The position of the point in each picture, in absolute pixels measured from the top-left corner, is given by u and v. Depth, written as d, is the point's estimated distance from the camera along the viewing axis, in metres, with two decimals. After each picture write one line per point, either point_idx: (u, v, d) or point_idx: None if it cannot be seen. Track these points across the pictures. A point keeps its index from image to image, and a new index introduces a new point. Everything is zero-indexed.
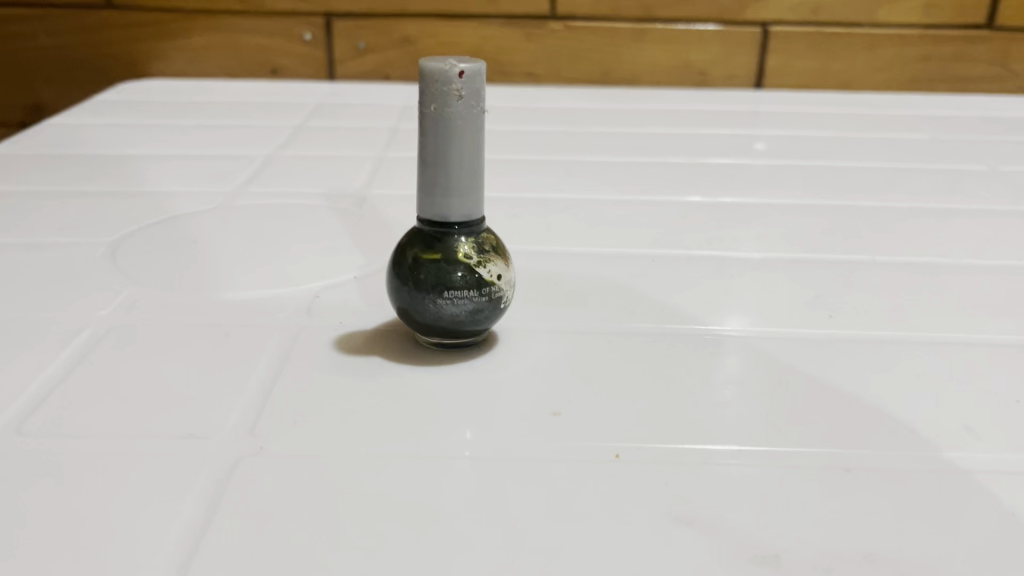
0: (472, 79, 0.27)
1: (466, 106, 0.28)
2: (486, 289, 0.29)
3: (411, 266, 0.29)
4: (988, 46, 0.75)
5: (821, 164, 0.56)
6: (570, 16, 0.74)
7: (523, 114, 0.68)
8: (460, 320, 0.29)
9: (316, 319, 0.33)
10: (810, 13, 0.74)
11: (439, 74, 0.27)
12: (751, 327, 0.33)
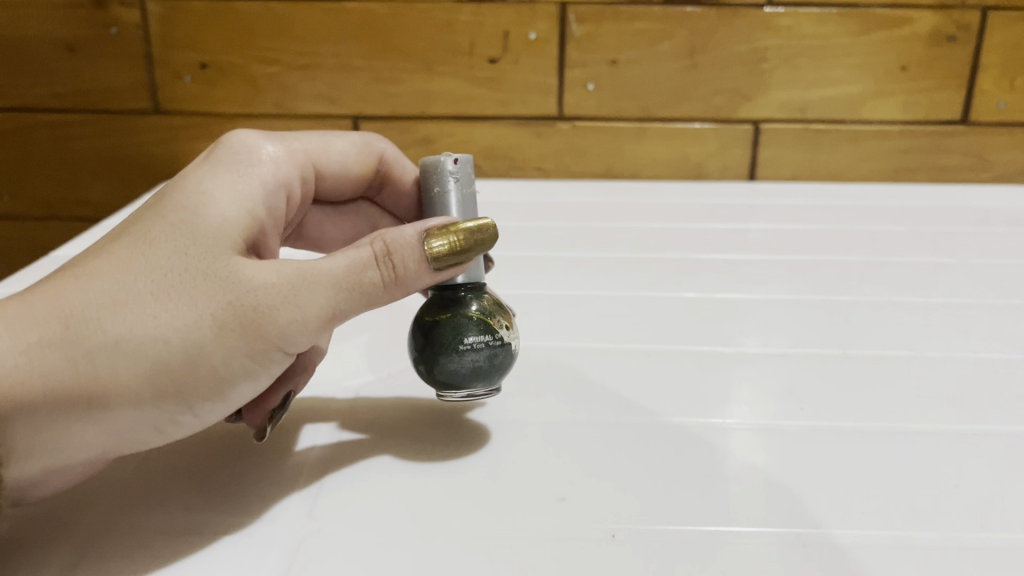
0: (464, 165, 0.36)
1: (461, 186, 0.35)
2: (499, 334, 0.35)
3: (435, 324, 0.35)
4: (965, 139, 0.81)
5: (807, 258, 0.61)
6: (576, 117, 0.81)
7: (534, 208, 0.74)
8: (481, 362, 0.34)
9: (357, 414, 0.38)
10: (798, 111, 0.80)
11: (438, 164, 0.35)
12: (749, 420, 0.38)
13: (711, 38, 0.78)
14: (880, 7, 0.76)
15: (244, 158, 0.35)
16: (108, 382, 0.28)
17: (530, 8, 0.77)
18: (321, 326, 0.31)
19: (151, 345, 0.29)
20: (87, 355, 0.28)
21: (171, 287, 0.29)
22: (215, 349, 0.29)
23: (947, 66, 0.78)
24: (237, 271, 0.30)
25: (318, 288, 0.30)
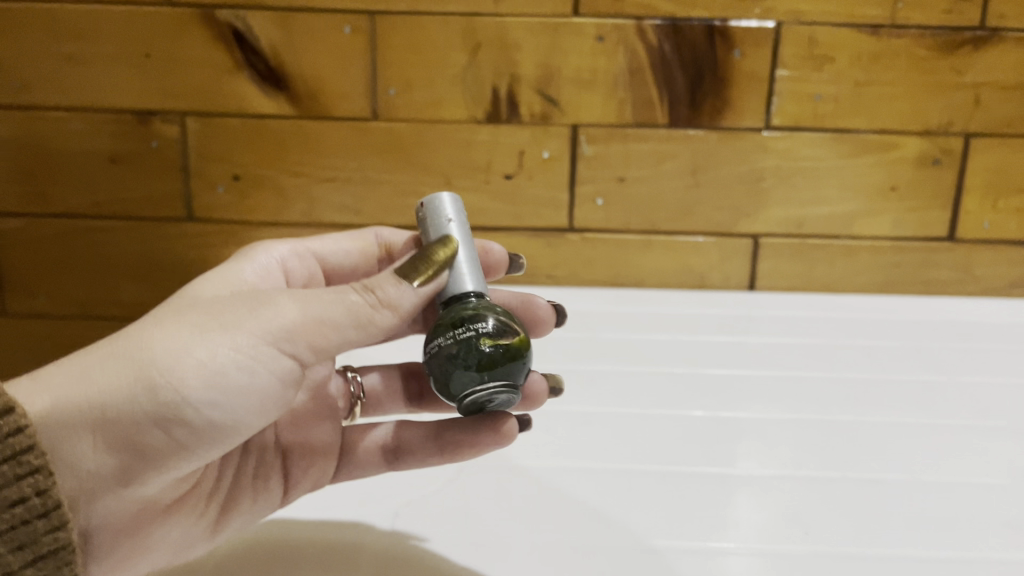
0: (427, 205, 0.50)
1: (429, 218, 0.49)
2: (499, 318, 0.44)
3: (453, 329, 0.43)
4: (952, 255, 0.86)
5: (807, 375, 0.65)
6: (586, 229, 0.86)
7: None
8: (497, 358, 0.42)
9: (420, 558, 0.44)
10: (795, 227, 0.85)
11: (418, 213, 0.50)
12: (745, 543, 0.43)
13: (712, 159, 0.83)
14: (869, 133, 0.82)
15: (245, 255, 0.55)
16: (108, 382, 0.38)
17: (544, 130, 0.83)
18: (295, 326, 0.40)
19: (139, 352, 0.39)
20: (104, 374, 0.39)
21: (153, 327, 0.41)
22: (208, 352, 0.39)
23: (933, 187, 0.84)
24: (207, 305, 0.41)
25: (278, 300, 0.41)
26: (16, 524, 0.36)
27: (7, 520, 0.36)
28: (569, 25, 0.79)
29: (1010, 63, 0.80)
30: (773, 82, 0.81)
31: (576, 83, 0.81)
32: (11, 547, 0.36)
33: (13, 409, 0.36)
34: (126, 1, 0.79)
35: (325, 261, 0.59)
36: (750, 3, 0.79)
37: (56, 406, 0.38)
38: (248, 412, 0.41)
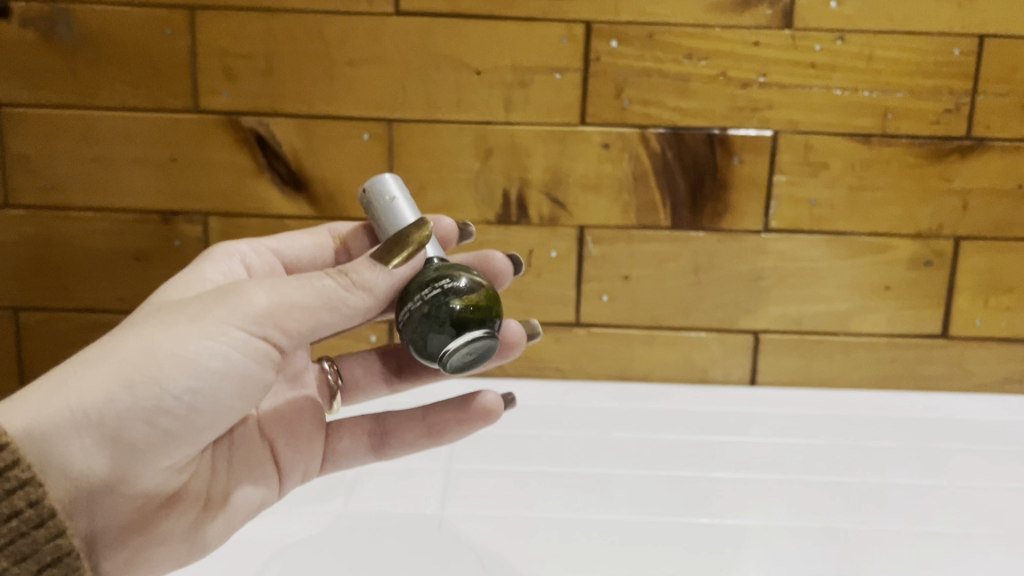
0: (369, 187, 0.54)
1: (373, 199, 0.54)
2: (463, 276, 0.50)
3: (421, 292, 0.49)
4: (946, 351, 0.89)
5: (811, 478, 0.67)
6: (592, 324, 0.89)
7: (555, 415, 0.80)
8: (465, 310, 0.48)
9: None
10: (793, 323, 0.88)
11: (363, 197, 0.54)
12: None
13: (713, 259, 0.87)
14: (863, 235, 0.86)
15: (211, 257, 0.60)
16: (92, 383, 0.44)
17: (551, 230, 0.86)
18: (265, 318, 0.46)
19: (118, 355, 0.45)
20: (81, 390, 0.44)
21: (127, 331, 0.46)
22: (185, 349, 0.45)
23: (926, 288, 0.87)
24: (179, 306, 0.47)
25: (247, 290, 0.46)
26: (16, 536, 0.40)
27: (6, 533, 0.40)
28: (576, 133, 0.84)
29: (997, 172, 0.84)
30: (771, 187, 0.85)
31: (582, 186, 0.85)
32: (15, 558, 0.40)
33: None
34: (156, 109, 0.83)
35: (285, 258, 0.64)
36: (749, 114, 0.83)
37: (37, 427, 0.43)
38: (228, 392, 0.47)
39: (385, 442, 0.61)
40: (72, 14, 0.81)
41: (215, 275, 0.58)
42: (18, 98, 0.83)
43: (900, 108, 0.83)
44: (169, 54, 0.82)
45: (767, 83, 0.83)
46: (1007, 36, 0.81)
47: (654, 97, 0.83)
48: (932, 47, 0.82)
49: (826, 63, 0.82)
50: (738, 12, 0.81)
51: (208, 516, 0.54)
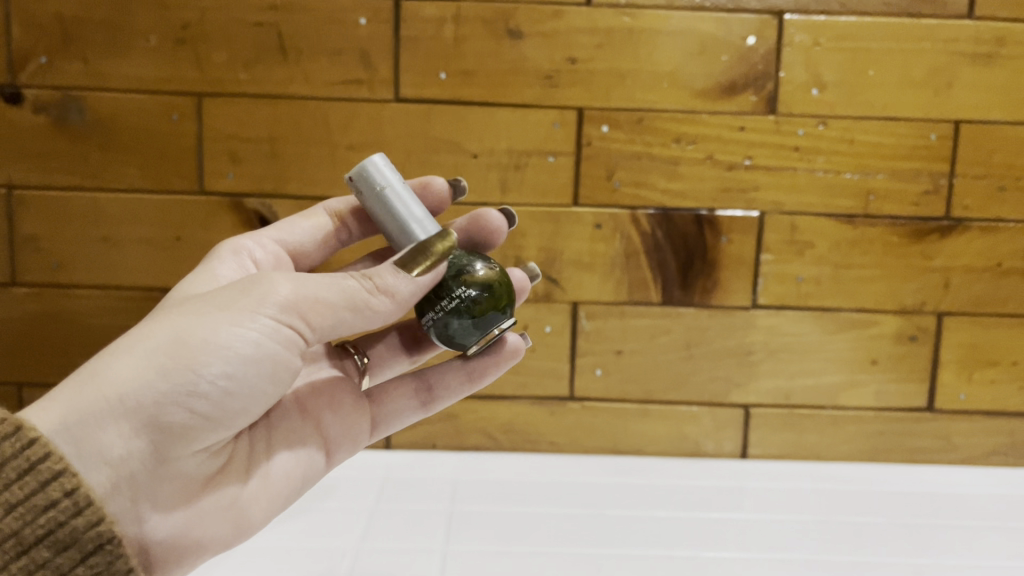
0: (356, 174, 0.57)
1: (364, 188, 0.57)
2: (478, 272, 0.56)
3: (437, 295, 0.56)
4: (933, 424, 0.91)
5: (785, 555, 0.75)
6: (586, 398, 0.90)
7: (554, 508, 0.82)
8: (479, 306, 0.55)
9: None
10: (783, 398, 0.90)
11: (353, 185, 0.57)
12: None
13: (704, 334, 0.89)
14: (849, 311, 0.88)
15: (222, 254, 0.64)
16: (124, 373, 0.49)
17: (546, 306, 0.89)
18: (280, 306, 0.51)
19: (148, 347, 0.50)
20: (109, 384, 0.49)
21: (153, 326, 0.52)
22: (212, 337, 0.50)
23: (912, 362, 0.89)
24: (202, 300, 0.52)
25: (267, 283, 0.52)
26: (54, 526, 0.45)
27: (45, 523, 0.45)
28: (569, 213, 0.87)
29: (977, 250, 0.87)
30: (758, 266, 0.88)
31: (576, 264, 0.88)
32: (57, 547, 0.45)
33: (23, 424, 0.46)
34: (163, 192, 0.86)
35: (288, 244, 0.68)
36: (736, 195, 0.86)
37: (71, 417, 0.48)
38: (257, 376, 0.52)
39: (431, 393, 0.68)
40: (83, 101, 0.84)
41: (228, 270, 0.63)
42: (28, 180, 0.85)
43: (882, 189, 0.86)
44: (177, 139, 0.85)
45: (753, 166, 0.86)
46: (981, 121, 0.85)
47: (644, 179, 0.86)
48: (910, 131, 0.85)
49: (809, 147, 0.86)
50: (724, 98, 0.85)
51: (257, 503, 0.58)
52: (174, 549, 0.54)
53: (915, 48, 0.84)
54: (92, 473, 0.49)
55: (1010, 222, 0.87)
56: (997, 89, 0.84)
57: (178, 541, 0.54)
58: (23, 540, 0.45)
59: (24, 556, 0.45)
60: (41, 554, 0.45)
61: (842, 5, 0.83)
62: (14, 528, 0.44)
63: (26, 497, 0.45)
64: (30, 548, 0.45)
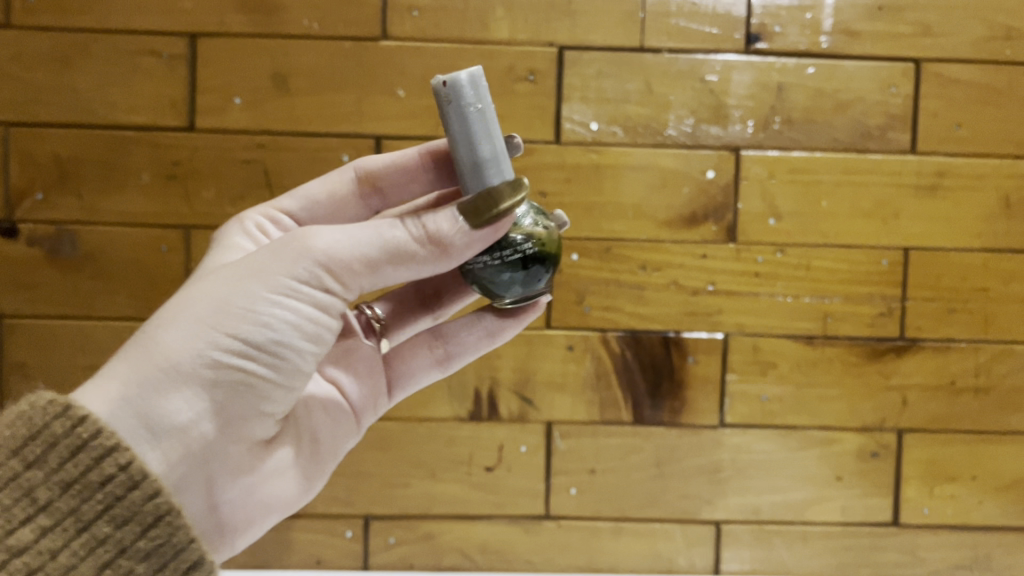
0: (451, 81, 0.56)
1: (454, 98, 0.56)
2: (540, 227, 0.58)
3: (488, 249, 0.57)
4: (898, 538, 0.93)
5: None
6: (560, 516, 0.92)
7: None
8: (525, 272, 0.58)
9: None
10: (753, 513, 0.93)
11: (441, 88, 0.56)
12: None
13: (674, 453, 0.92)
14: (812, 428, 0.92)
15: (234, 229, 0.66)
16: (175, 346, 0.50)
17: (521, 426, 0.91)
18: (326, 264, 0.52)
19: (193, 318, 0.51)
20: (162, 357, 0.50)
21: (190, 296, 0.52)
22: (255, 302, 0.51)
23: (875, 478, 0.92)
24: (239, 265, 0.53)
25: (305, 240, 0.53)
26: (112, 501, 0.46)
27: (103, 498, 0.46)
28: (543, 336, 0.90)
29: (931, 369, 0.91)
30: (724, 385, 0.91)
31: (549, 385, 0.91)
32: (117, 521, 0.46)
33: (72, 404, 0.47)
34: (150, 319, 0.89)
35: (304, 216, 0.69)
36: (700, 318, 0.91)
37: (127, 393, 0.49)
38: (300, 333, 0.54)
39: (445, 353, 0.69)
40: (76, 235, 0.88)
41: (245, 244, 0.65)
42: (19, 309, 0.89)
43: (839, 312, 0.91)
44: (165, 269, 0.89)
45: (716, 290, 0.90)
46: (929, 248, 0.91)
47: (612, 303, 0.90)
48: (863, 258, 0.90)
49: (768, 273, 0.90)
50: (687, 228, 0.90)
51: (299, 455, 0.62)
52: (235, 505, 0.58)
53: (863, 181, 0.90)
54: (155, 447, 0.50)
55: (962, 341, 0.91)
56: (941, 217, 0.90)
57: (238, 499, 0.58)
58: (83, 517, 0.46)
59: (85, 532, 0.46)
60: (102, 529, 0.46)
61: (794, 142, 0.90)
62: (72, 505, 0.46)
63: (81, 474, 0.46)
64: (90, 524, 0.46)
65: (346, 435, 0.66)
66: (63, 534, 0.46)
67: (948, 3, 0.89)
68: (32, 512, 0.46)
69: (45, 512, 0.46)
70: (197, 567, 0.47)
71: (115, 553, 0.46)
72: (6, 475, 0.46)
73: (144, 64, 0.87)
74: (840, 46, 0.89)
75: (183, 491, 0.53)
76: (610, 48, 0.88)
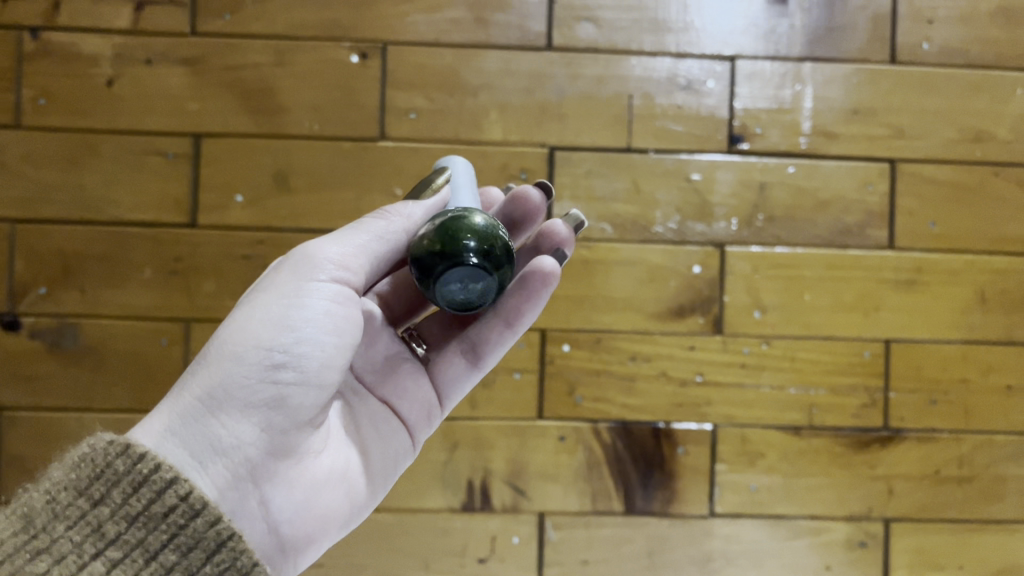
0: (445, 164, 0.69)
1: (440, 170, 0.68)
2: (488, 224, 0.56)
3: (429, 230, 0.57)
4: None
5: None
6: None
7: None
8: (436, 263, 0.54)
9: None
10: None
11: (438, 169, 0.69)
12: None
13: (665, 543, 0.93)
14: (801, 518, 0.93)
15: None
16: (213, 373, 0.55)
17: (513, 516, 0.92)
18: (333, 266, 0.59)
19: (225, 345, 0.55)
20: (201, 385, 0.54)
21: (222, 329, 0.57)
22: (278, 313, 0.56)
23: (864, 568, 0.93)
24: (260, 292, 0.59)
25: (309, 251, 0.60)
26: (176, 530, 0.48)
27: (167, 528, 0.48)
28: (535, 426, 0.92)
29: (915, 459, 0.93)
30: (714, 476, 0.93)
31: (541, 476, 0.92)
32: (182, 549, 0.48)
33: (131, 443, 0.49)
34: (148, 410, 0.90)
35: None
36: (689, 408, 0.93)
37: (172, 422, 0.53)
38: (330, 328, 0.57)
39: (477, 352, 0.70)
40: (78, 328, 0.90)
41: None
42: (18, 402, 0.90)
43: (824, 402, 0.93)
44: (164, 361, 0.90)
45: (704, 381, 0.93)
46: (909, 340, 0.94)
47: (603, 394, 0.92)
48: (846, 350, 0.93)
49: (754, 364, 0.93)
50: (675, 320, 0.92)
51: (354, 470, 0.64)
52: (298, 527, 0.59)
53: (844, 275, 0.93)
54: (204, 465, 0.53)
55: (944, 431, 0.94)
56: (920, 311, 0.94)
57: (302, 518, 0.59)
58: (150, 547, 0.48)
59: (153, 561, 0.47)
60: (168, 557, 0.48)
61: (777, 238, 0.93)
62: (139, 537, 0.48)
63: (145, 508, 0.48)
64: (157, 554, 0.48)
65: (399, 442, 0.69)
66: (132, 564, 0.47)
67: (919, 108, 0.94)
68: (101, 546, 0.47)
69: (114, 545, 0.47)
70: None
71: None
72: (74, 514, 0.47)
73: (150, 163, 0.90)
74: (819, 147, 0.93)
75: (243, 513, 0.55)
76: (599, 148, 0.92)
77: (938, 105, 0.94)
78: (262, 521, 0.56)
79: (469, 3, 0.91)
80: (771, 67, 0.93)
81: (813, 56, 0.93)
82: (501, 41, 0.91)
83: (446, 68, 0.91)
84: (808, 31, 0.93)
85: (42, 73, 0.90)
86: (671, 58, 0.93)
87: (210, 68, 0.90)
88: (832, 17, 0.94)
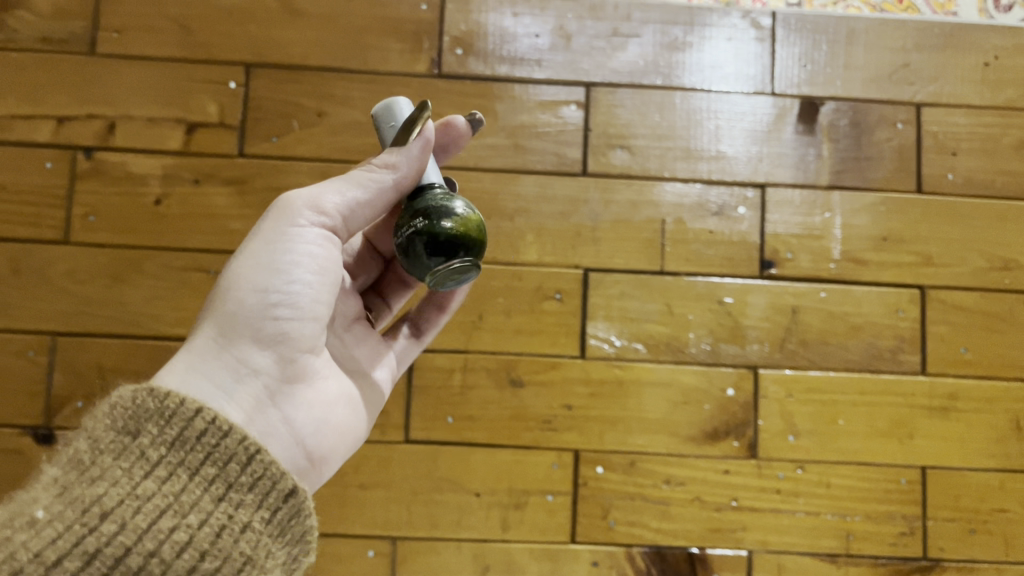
0: (384, 108, 0.62)
1: (385, 121, 0.61)
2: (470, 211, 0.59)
3: (415, 217, 0.59)
4: None
5: None
6: None
7: None
8: (425, 258, 0.57)
9: None
10: None
11: (379, 116, 0.62)
12: None
13: None
14: None
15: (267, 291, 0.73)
16: (223, 316, 0.58)
17: None
18: (313, 212, 0.61)
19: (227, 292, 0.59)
20: (216, 328, 0.58)
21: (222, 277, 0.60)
22: (269, 255, 0.59)
23: None
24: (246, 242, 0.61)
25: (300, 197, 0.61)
26: (211, 449, 0.49)
27: (203, 448, 0.49)
28: (567, 549, 0.90)
29: None
30: None
31: None
32: (220, 463, 0.49)
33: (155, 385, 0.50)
34: None
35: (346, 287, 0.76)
36: (724, 534, 0.91)
37: (190, 364, 0.57)
38: (315, 263, 0.61)
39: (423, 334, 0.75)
40: None
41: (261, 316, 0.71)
42: None
43: (861, 530, 0.92)
44: None
45: (739, 506, 0.91)
46: (945, 468, 0.93)
47: (637, 518, 0.91)
48: (882, 477, 0.92)
49: (789, 490, 0.92)
50: (710, 444, 0.92)
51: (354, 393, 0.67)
52: (316, 442, 0.62)
53: (878, 401, 0.93)
54: (223, 393, 0.57)
55: (984, 563, 0.92)
56: (955, 439, 0.93)
57: (317, 435, 0.62)
58: (190, 464, 0.49)
59: (196, 475, 0.48)
60: (209, 470, 0.49)
61: (810, 361, 0.93)
62: (180, 458, 0.48)
63: (180, 434, 0.49)
64: (199, 468, 0.49)
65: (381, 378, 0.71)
66: (178, 480, 0.48)
67: (946, 236, 0.96)
68: (148, 469, 0.47)
69: (159, 466, 0.48)
70: (294, 492, 0.51)
71: (225, 488, 0.49)
72: (115, 448, 0.48)
73: (191, 279, 0.92)
74: (849, 273, 0.95)
75: (264, 429, 0.59)
76: (634, 270, 0.94)
77: (965, 234, 0.96)
78: (282, 436, 0.59)
79: (508, 130, 0.95)
80: (800, 194, 0.96)
81: (841, 185, 0.96)
82: (538, 167, 0.94)
83: (485, 191, 0.93)
84: (836, 161, 0.96)
85: (92, 191, 0.92)
86: (702, 185, 0.95)
87: (254, 188, 0.93)
88: (859, 149, 0.97)
